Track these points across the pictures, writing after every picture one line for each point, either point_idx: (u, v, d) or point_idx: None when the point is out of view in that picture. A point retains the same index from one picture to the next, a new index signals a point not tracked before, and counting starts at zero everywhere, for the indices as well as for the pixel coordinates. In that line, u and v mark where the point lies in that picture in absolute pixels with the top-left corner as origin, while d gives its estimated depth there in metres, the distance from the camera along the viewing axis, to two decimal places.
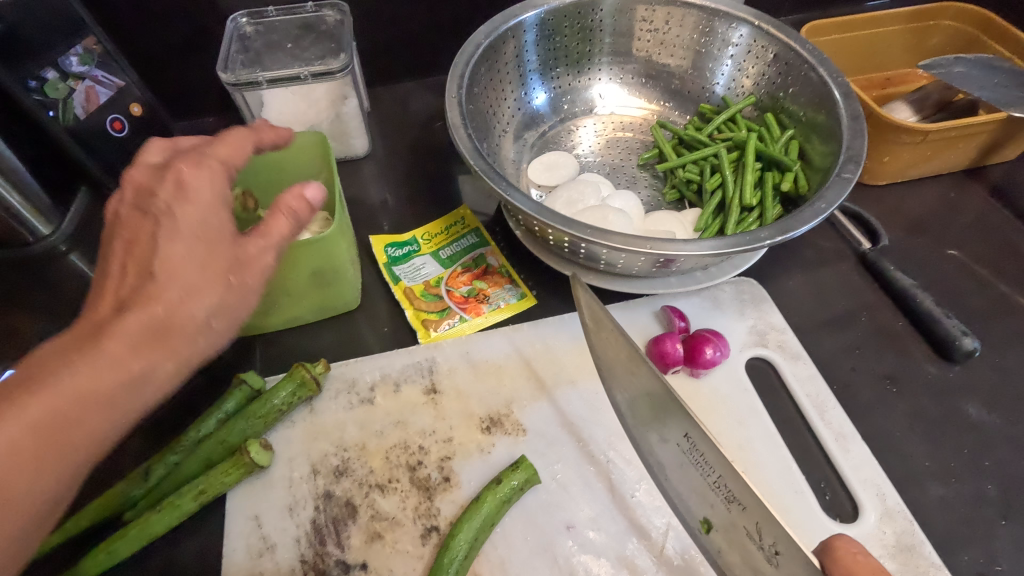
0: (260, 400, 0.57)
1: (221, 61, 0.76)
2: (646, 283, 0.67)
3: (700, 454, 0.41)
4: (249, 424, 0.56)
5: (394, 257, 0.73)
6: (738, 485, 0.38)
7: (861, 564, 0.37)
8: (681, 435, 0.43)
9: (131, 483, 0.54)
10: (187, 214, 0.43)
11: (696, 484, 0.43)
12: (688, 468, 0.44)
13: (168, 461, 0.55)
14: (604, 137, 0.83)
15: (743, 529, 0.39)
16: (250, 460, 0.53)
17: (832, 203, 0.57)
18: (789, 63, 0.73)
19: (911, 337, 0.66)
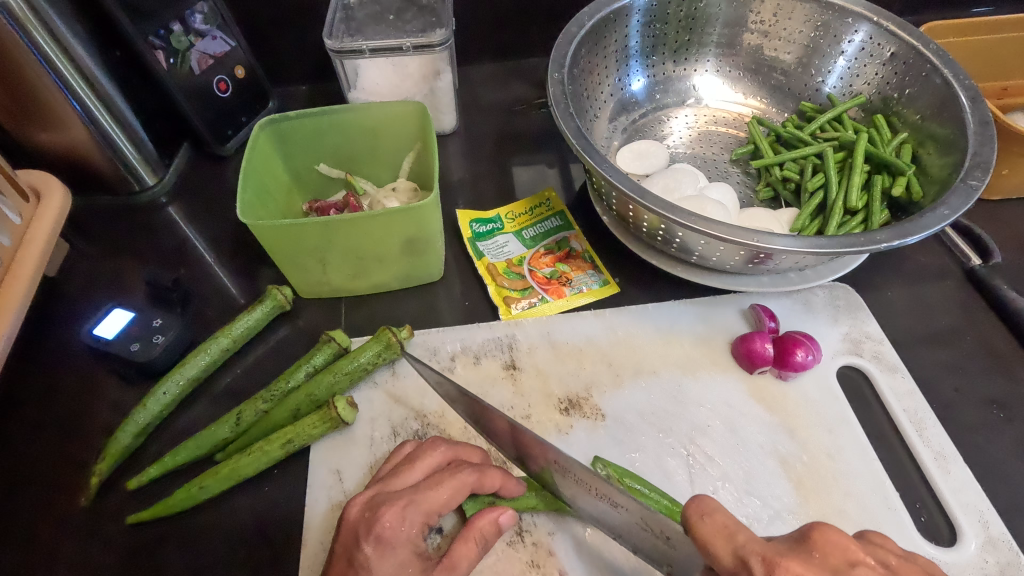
0: (348, 358, 0.58)
1: (327, 29, 0.78)
2: (735, 280, 0.65)
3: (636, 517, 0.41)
4: (336, 380, 0.57)
5: (478, 233, 0.74)
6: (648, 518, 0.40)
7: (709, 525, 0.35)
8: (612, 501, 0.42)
9: (223, 426, 0.56)
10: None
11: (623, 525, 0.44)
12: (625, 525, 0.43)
13: (259, 409, 0.57)
14: (697, 129, 0.81)
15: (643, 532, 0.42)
16: (336, 415, 0.54)
17: (956, 210, 0.54)
18: (909, 63, 0.69)
19: (1021, 362, 0.62)
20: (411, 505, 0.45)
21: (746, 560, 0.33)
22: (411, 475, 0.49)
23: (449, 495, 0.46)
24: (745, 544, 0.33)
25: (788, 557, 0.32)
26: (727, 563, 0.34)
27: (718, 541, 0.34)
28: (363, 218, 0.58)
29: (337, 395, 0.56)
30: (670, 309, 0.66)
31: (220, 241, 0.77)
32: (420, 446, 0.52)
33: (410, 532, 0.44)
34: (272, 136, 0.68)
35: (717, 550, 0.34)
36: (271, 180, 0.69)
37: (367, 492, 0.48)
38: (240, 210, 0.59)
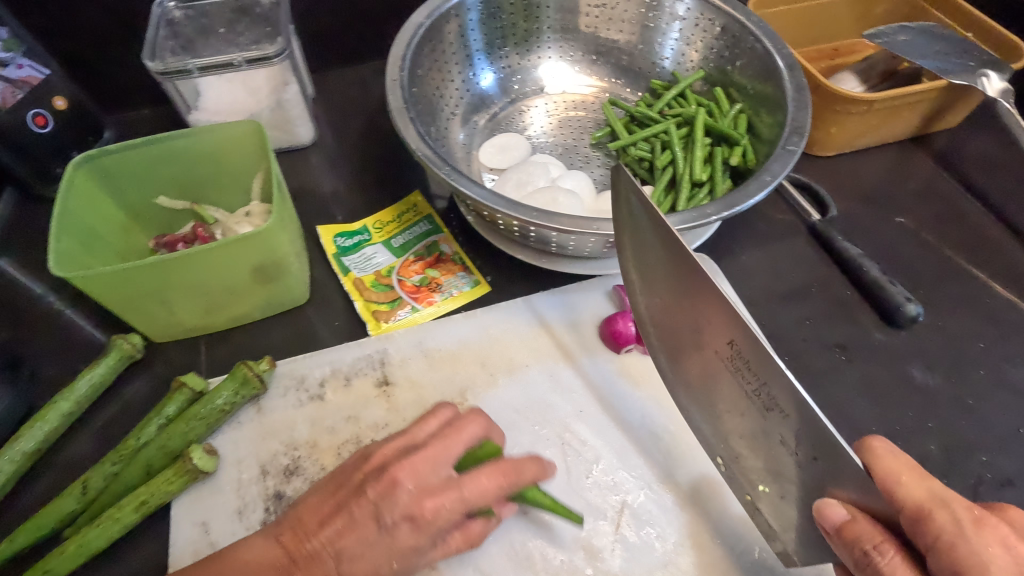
0: (202, 402, 0.55)
1: (149, 48, 0.72)
2: (598, 264, 0.67)
3: (744, 361, 0.44)
4: (190, 428, 0.54)
5: (344, 248, 0.71)
6: (782, 392, 0.41)
7: (886, 459, 0.40)
8: (724, 342, 0.45)
9: (67, 499, 0.52)
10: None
11: (726, 393, 0.47)
12: (725, 383, 0.46)
13: (107, 472, 0.53)
14: (556, 116, 0.82)
15: (776, 437, 0.43)
16: (193, 466, 0.52)
17: (778, 175, 0.57)
18: (735, 36, 0.73)
19: (859, 305, 0.67)
20: (460, 498, 0.44)
21: (945, 501, 0.38)
22: (454, 450, 0.46)
23: (490, 483, 0.44)
24: (942, 490, 0.38)
25: (893, 540, 0.38)
26: (915, 499, 0.38)
27: (904, 471, 0.39)
28: (197, 253, 0.54)
29: (192, 444, 0.53)
30: (538, 301, 0.66)
31: (59, 291, 0.70)
32: (462, 415, 0.49)
33: (445, 518, 0.43)
34: (94, 173, 0.62)
35: (903, 490, 0.39)
36: (100, 221, 0.63)
37: (399, 448, 0.47)
38: (54, 262, 0.53)
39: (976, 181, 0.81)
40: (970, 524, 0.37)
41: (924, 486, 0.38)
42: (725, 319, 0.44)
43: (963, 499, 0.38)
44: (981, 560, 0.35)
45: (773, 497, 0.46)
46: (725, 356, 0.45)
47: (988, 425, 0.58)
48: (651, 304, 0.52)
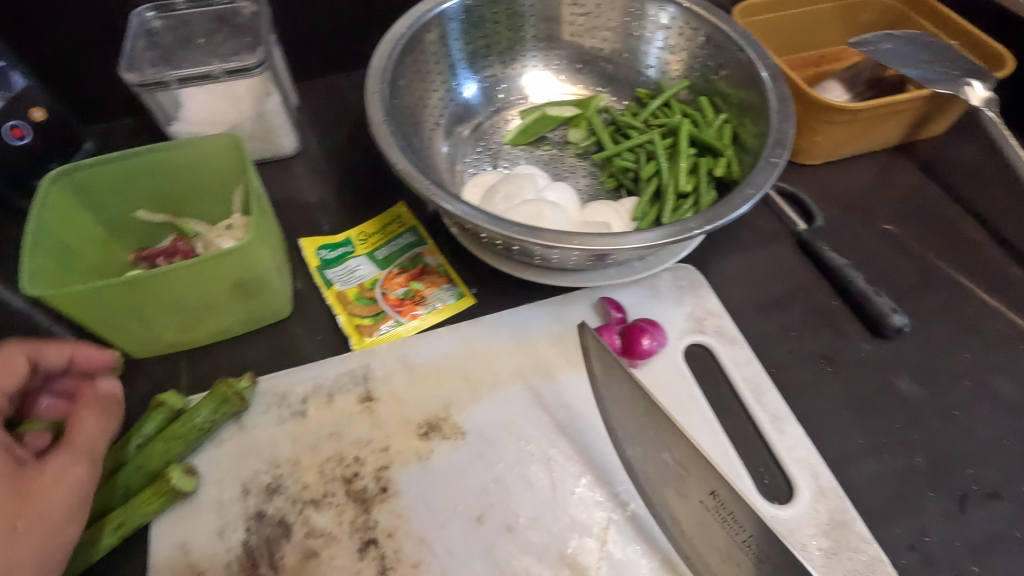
0: (181, 420, 0.54)
1: (126, 60, 0.71)
2: (585, 276, 0.66)
3: (729, 511, 0.44)
4: (168, 447, 0.53)
5: (327, 260, 0.70)
6: (766, 542, 0.41)
7: None
8: (705, 493, 0.46)
9: None
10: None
11: (718, 540, 0.46)
12: (710, 526, 0.47)
13: None
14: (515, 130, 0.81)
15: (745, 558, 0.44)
16: (172, 487, 0.51)
17: (761, 188, 0.57)
18: (719, 45, 0.73)
19: (845, 316, 0.67)
20: None
21: None
22: None
23: None
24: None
25: None
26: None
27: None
28: (170, 271, 0.53)
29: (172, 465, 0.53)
30: (523, 314, 0.66)
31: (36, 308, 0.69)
32: None
33: None
34: (68, 189, 0.61)
35: None
36: (77, 237, 0.62)
37: None
38: (27, 281, 0.52)
39: (962, 190, 0.81)
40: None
41: None
42: (686, 455, 0.46)
43: None
44: None
45: None
46: (711, 508, 0.46)
47: (973, 439, 0.58)
48: (639, 452, 0.52)
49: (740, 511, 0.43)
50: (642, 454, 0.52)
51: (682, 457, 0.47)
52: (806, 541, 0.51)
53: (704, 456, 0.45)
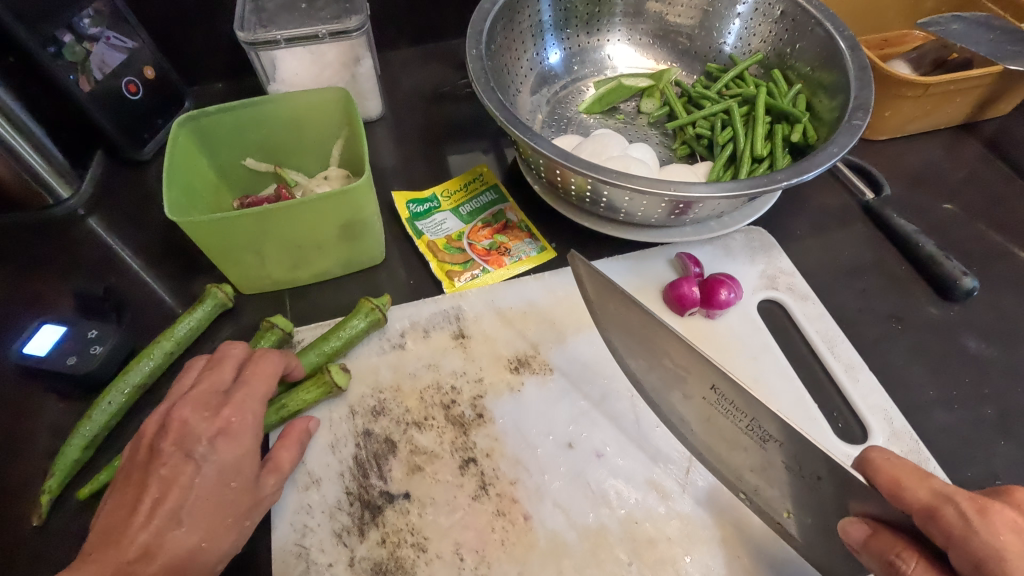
0: (335, 327, 0.60)
1: (237, 21, 0.76)
2: (663, 233, 0.70)
3: (730, 402, 0.47)
4: (320, 350, 0.59)
5: (416, 213, 0.75)
6: (772, 426, 0.45)
7: (889, 469, 0.39)
8: (706, 389, 0.49)
9: None
10: (227, 457, 0.48)
11: (725, 432, 0.50)
12: (715, 419, 0.50)
13: None
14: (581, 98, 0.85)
15: (748, 441, 0.48)
16: (331, 380, 0.57)
17: (844, 147, 0.60)
18: (796, 20, 0.76)
19: (912, 279, 0.70)
20: None
21: (949, 498, 0.37)
22: None
23: None
24: (943, 487, 0.38)
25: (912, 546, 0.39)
26: (920, 499, 0.38)
27: (913, 480, 0.38)
28: (293, 205, 0.58)
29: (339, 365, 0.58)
30: (603, 266, 0.70)
31: (150, 249, 0.75)
32: None
33: None
34: (193, 133, 0.66)
35: (906, 493, 0.38)
36: (197, 179, 0.68)
37: None
38: (168, 209, 0.58)
39: None
40: (975, 515, 0.36)
41: (926, 485, 0.38)
42: (683, 358, 0.49)
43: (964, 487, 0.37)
44: (993, 551, 0.35)
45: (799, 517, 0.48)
46: (713, 401, 0.48)
47: None
48: (643, 364, 0.55)
49: (741, 400, 0.46)
50: (644, 365, 0.55)
51: (682, 362, 0.49)
52: None
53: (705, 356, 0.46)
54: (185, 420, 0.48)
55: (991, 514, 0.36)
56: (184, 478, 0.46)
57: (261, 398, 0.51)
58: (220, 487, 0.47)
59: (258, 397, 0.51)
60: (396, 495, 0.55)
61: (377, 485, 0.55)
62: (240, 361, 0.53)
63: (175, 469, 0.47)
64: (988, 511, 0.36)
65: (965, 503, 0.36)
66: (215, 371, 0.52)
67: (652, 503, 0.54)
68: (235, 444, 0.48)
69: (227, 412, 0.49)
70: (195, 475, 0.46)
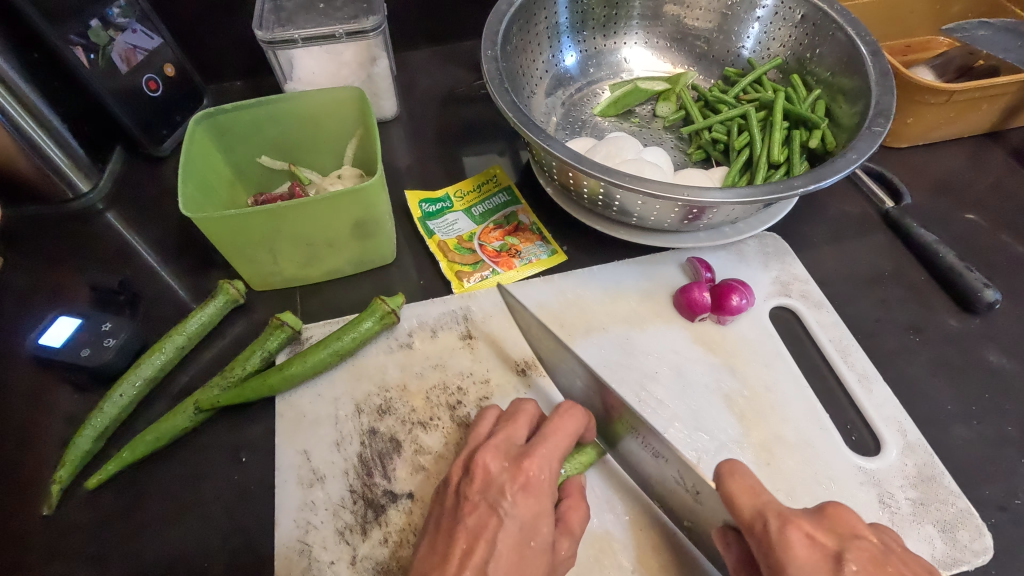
0: (352, 326, 0.61)
1: (256, 19, 0.77)
2: (675, 238, 0.69)
3: (655, 447, 0.49)
4: (337, 346, 0.60)
5: (428, 213, 0.75)
6: (693, 473, 0.46)
7: (738, 484, 0.42)
8: (636, 435, 0.51)
9: (215, 386, 0.58)
10: (527, 513, 0.44)
11: (656, 473, 0.51)
12: (648, 462, 0.51)
13: (245, 369, 0.60)
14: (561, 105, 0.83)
15: (684, 493, 0.48)
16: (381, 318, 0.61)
17: (863, 154, 0.58)
18: (817, 24, 0.75)
19: (932, 291, 0.68)
20: None
21: (764, 514, 0.41)
22: None
23: None
24: (766, 503, 0.41)
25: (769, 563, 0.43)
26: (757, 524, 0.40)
27: (749, 502, 0.41)
28: (305, 203, 0.58)
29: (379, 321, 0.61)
30: (613, 270, 0.69)
31: (165, 244, 0.75)
32: None
33: None
34: (209, 130, 0.67)
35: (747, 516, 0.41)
36: (213, 175, 0.69)
37: None
38: (182, 204, 0.58)
39: None
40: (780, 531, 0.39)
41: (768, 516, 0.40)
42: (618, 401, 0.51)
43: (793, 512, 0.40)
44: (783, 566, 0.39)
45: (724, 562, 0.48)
46: (643, 444, 0.50)
47: None
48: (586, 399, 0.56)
49: (665, 448, 0.47)
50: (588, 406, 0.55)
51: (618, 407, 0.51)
52: (894, 491, 0.54)
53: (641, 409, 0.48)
54: (530, 471, 0.46)
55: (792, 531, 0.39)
56: (489, 532, 0.43)
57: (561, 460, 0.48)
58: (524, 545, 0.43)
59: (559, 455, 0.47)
60: (399, 495, 0.55)
61: (381, 484, 0.55)
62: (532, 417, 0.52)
63: (482, 519, 0.44)
64: (786, 529, 0.40)
65: (773, 518, 0.40)
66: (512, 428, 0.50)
67: (654, 513, 0.53)
68: (534, 499, 0.45)
69: (529, 465, 0.46)
70: (502, 532, 0.43)
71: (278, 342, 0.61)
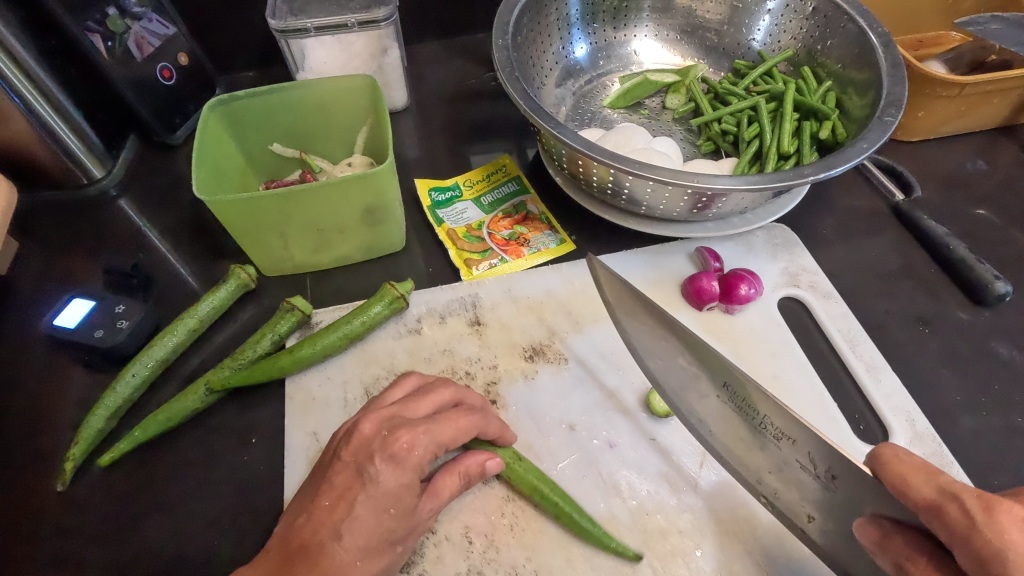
0: (361, 310, 0.61)
1: (269, 9, 0.77)
2: (683, 228, 0.69)
3: (742, 399, 0.46)
4: (347, 330, 0.60)
5: (437, 201, 0.75)
6: (785, 422, 0.44)
7: (906, 464, 0.35)
8: (719, 386, 0.48)
9: (225, 368, 0.59)
10: (392, 483, 0.44)
11: (739, 433, 0.48)
12: (730, 418, 0.48)
13: (254, 352, 0.60)
14: (576, 95, 0.83)
15: (795, 463, 0.45)
16: (394, 297, 0.62)
17: (874, 143, 0.58)
18: (828, 16, 0.75)
19: (942, 283, 0.68)
20: None
21: (955, 495, 0.33)
22: None
23: None
24: (952, 483, 0.34)
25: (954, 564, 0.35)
26: (926, 497, 0.34)
27: (918, 476, 0.35)
28: (317, 188, 0.58)
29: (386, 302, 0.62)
30: (622, 260, 0.69)
31: (177, 230, 0.76)
32: None
33: None
34: (223, 117, 0.68)
35: (912, 491, 0.35)
36: (226, 161, 0.69)
37: None
38: (196, 187, 0.59)
39: None
40: (981, 513, 0.32)
41: (934, 483, 0.34)
42: (700, 355, 0.48)
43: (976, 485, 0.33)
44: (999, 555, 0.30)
45: (822, 526, 0.45)
46: (728, 400, 0.47)
47: None
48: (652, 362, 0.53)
49: (757, 395, 0.45)
50: (662, 364, 0.52)
51: (693, 362, 0.49)
52: None
53: (711, 351, 0.47)
54: (371, 420, 0.47)
55: (998, 513, 0.31)
56: (352, 492, 0.44)
57: (444, 444, 0.47)
58: (379, 514, 0.43)
59: (442, 439, 0.47)
60: None
61: None
62: (441, 398, 0.50)
63: (347, 480, 0.44)
64: (996, 512, 0.31)
65: (971, 500, 0.32)
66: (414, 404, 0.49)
67: (662, 498, 0.54)
68: (401, 468, 0.45)
69: (402, 436, 0.46)
70: (363, 495, 0.43)
71: (290, 327, 0.61)
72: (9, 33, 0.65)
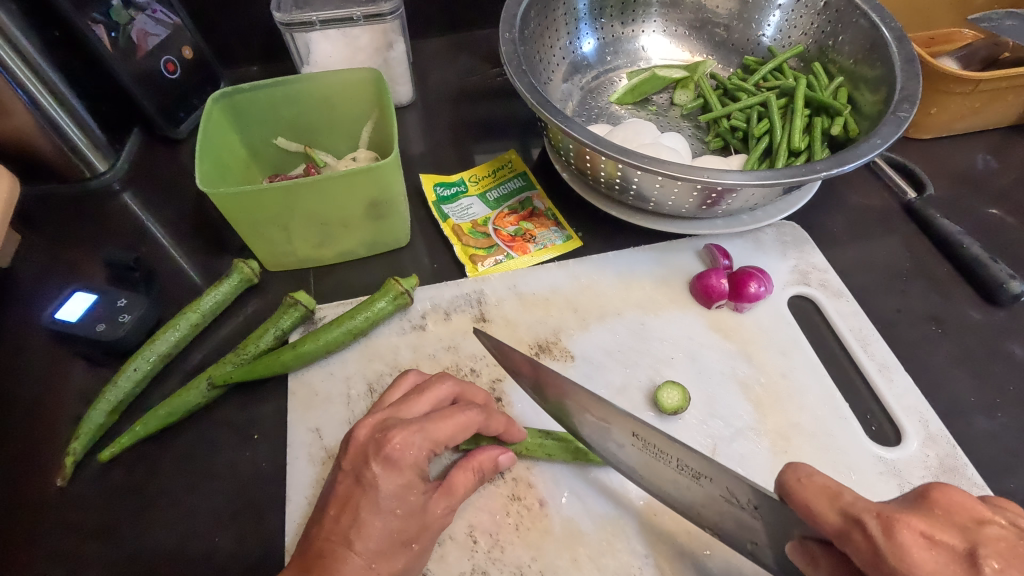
0: (365, 305, 0.60)
1: (274, 2, 0.77)
2: (691, 225, 0.68)
3: (654, 446, 0.45)
4: (351, 325, 0.60)
5: (442, 197, 0.74)
6: (697, 460, 0.43)
7: (809, 488, 0.35)
8: (629, 436, 0.47)
9: (228, 363, 0.58)
10: (392, 486, 0.42)
11: (661, 481, 0.46)
12: (650, 467, 0.46)
13: (257, 347, 0.59)
14: (582, 90, 0.82)
15: (719, 499, 0.43)
16: (399, 292, 0.61)
17: (888, 139, 0.57)
18: (840, 11, 0.73)
19: (954, 281, 0.67)
20: None
21: (858, 518, 0.32)
22: None
23: None
24: (853, 505, 0.33)
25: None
26: (834, 526, 0.33)
27: (822, 503, 0.34)
28: (320, 181, 0.58)
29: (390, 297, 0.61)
30: (629, 256, 0.68)
31: (180, 224, 0.76)
32: None
33: None
34: (227, 109, 0.67)
35: (818, 519, 0.34)
36: (229, 155, 0.69)
37: None
38: (199, 180, 0.58)
39: None
40: (881, 537, 0.31)
41: (837, 509, 0.33)
42: (592, 401, 0.48)
43: (872, 502, 0.32)
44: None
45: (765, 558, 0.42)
46: (641, 449, 0.46)
47: None
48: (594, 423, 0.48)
49: (663, 438, 0.45)
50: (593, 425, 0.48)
51: (600, 413, 0.48)
52: (915, 481, 0.53)
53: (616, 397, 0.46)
54: (368, 425, 0.45)
55: (897, 531, 0.31)
56: (358, 499, 0.42)
57: (441, 440, 0.45)
58: (386, 515, 0.42)
59: (438, 436, 0.44)
60: None
61: None
62: (440, 395, 0.48)
63: (348, 488, 0.43)
64: (894, 529, 0.31)
65: (873, 522, 0.31)
66: (411, 404, 0.47)
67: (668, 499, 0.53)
68: (399, 473, 0.43)
69: (396, 436, 0.43)
70: (365, 501, 0.42)
71: (292, 321, 0.61)
72: (13, 24, 0.64)
